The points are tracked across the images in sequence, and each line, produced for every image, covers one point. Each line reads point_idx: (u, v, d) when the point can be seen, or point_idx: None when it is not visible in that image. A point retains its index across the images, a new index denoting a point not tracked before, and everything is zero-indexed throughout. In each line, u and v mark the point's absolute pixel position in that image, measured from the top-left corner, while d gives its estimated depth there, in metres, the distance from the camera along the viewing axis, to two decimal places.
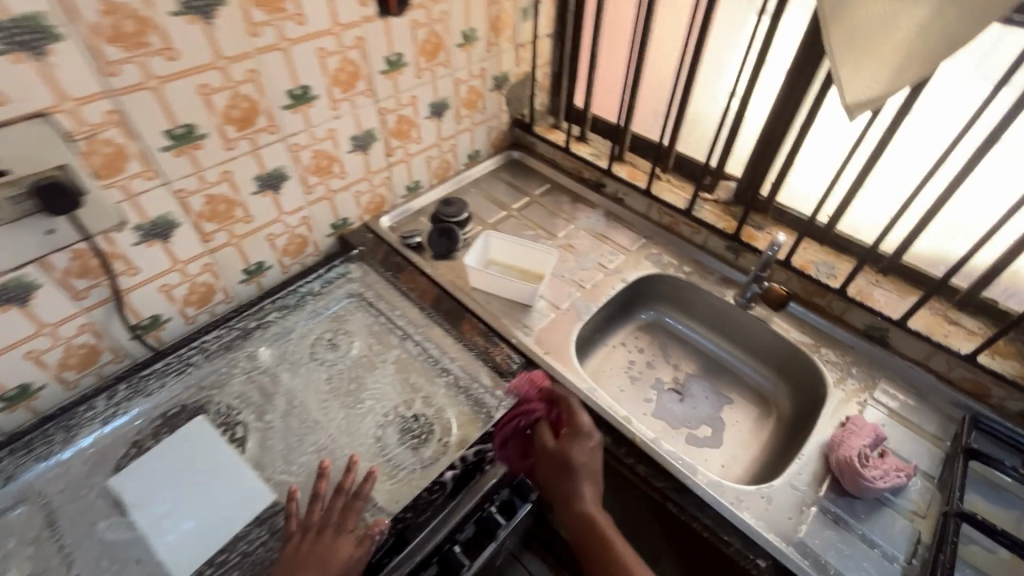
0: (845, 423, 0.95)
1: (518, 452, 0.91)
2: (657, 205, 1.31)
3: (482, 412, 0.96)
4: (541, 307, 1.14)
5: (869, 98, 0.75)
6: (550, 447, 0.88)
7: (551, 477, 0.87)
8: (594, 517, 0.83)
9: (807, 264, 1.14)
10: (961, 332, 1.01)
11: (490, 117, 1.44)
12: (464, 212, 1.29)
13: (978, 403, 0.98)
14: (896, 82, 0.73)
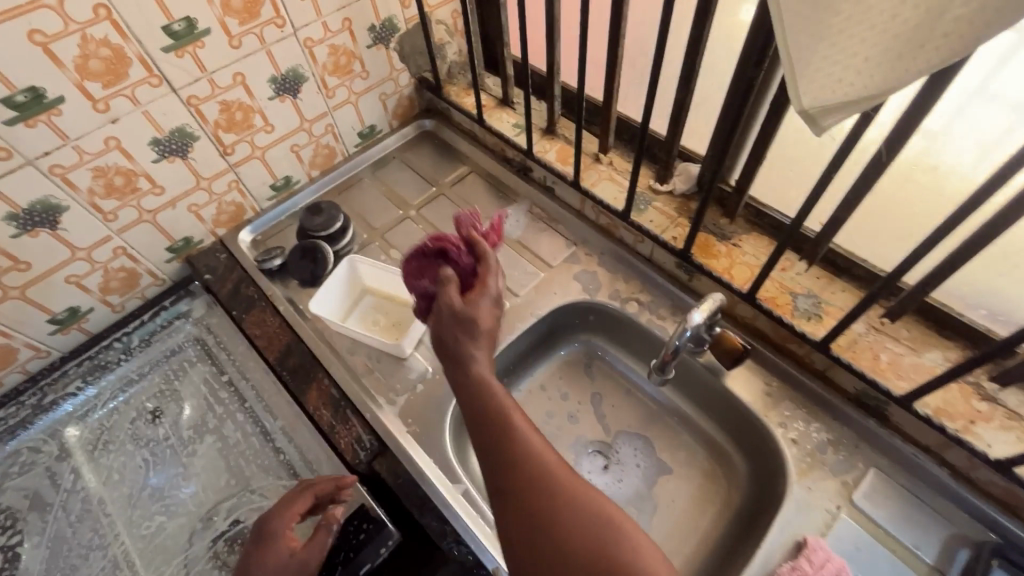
0: (797, 552, 0.69)
1: (416, 272, 0.74)
2: (590, 201, 0.98)
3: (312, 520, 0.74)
4: (418, 359, 0.88)
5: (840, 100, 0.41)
6: (452, 311, 0.63)
7: (445, 344, 0.63)
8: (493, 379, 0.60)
9: (779, 296, 0.81)
10: (996, 417, 0.69)
11: (382, 81, 1.09)
12: (336, 222, 0.99)
13: (1006, 521, 0.68)
14: (888, 73, 0.39)
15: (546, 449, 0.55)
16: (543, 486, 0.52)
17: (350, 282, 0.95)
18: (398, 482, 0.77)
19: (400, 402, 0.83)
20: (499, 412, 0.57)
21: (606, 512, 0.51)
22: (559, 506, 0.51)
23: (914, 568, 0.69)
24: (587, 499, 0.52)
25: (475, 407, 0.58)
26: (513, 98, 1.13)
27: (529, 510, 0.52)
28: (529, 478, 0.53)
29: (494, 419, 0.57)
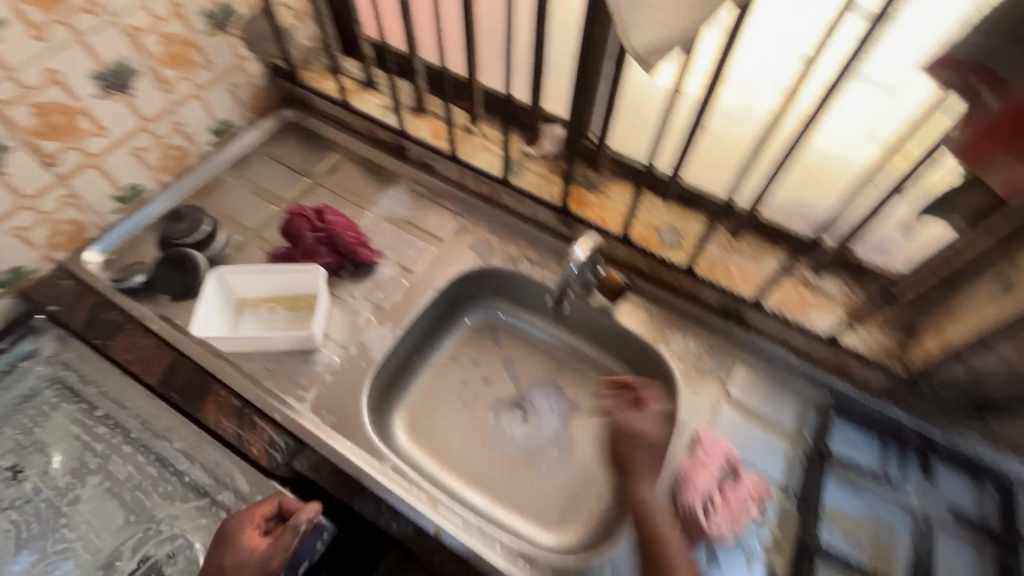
0: (694, 445, 0.80)
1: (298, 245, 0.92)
2: (470, 172, 1.01)
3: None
4: (323, 352, 0.85)
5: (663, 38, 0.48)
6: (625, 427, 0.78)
7: (620, 457, 0.78)
8: (651, 465, 0.75)
9: (648, 233, 0.92)
10: (822, 302, 0.85)
11: (229, 72, 1.02)
12: (202, 227, 0.92)
13: (839, 382, 0.84)
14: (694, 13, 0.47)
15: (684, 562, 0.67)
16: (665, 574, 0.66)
17: (228, 292, 0.87)
18: (323, 476, 0.75)
19: (311, 398, 0.81)
20: (673, 564, 0.66)
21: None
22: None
23: (780, 437, 0.83)
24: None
25: (637, 508, 0.73)
26: (376, 80, 1.11)
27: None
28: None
29: (642, 507, 0.72)
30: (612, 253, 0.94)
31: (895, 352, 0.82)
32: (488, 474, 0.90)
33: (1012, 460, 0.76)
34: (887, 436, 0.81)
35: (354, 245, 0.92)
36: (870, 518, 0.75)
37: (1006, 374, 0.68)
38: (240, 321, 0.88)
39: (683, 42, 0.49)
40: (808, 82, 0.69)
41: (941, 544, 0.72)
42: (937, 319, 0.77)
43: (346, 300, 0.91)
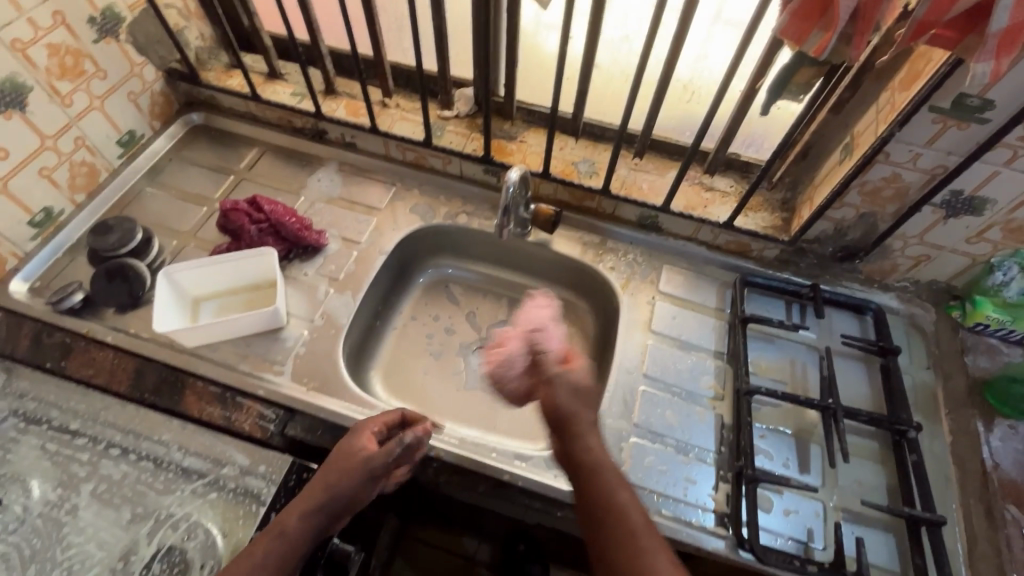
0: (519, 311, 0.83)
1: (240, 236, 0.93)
2: (393, 142, 1.06)
3: (250, 500, 0.74)
4: (291, 328, 0.89)
5: None
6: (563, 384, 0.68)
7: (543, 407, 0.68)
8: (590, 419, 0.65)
9: (567, 166, 1.03)
10: (718, 198, 1.00)
11: (126, 79, 1.00)
12: (135, 235, 0.91)
13: (743, 261, 1.01)
14: None
15: (614, 475, 0.61)
16: (606, 505, 0.58)
17: (181, 291, 0.88)
18: (319, 434, 0.80)
19: (290, 369, 0.84)
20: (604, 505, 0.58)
21: (643, 518, 0.57)
22: (608, 515, 0.57)
23: (707, 314, 0.97)
24: (625, 504, 0.58)
25: (555, 422, 0.65)
26: (280, 70, 1.13)
27: (599, 527, 0.57)
28: (599, 498, 0.58)
29: (569, 420, 0.65)
30: (540, 191, 1.04)
31: (781, 226, 0.97)
32: (468, 409, 0.98)
33: (875, 291, 0.97)
34: (788, 296, 0.97)
35: (299, 230, 0.95)
36: (786, 359, 0.92)
37: (860, 220, 0.88)
38: (199, 318, 0.89)
39: None
40: (667, 6, 0.84)
41: (839, 364, 0.92)
42: (807, 192, 0.94)
43: (300, 278, 0.95)
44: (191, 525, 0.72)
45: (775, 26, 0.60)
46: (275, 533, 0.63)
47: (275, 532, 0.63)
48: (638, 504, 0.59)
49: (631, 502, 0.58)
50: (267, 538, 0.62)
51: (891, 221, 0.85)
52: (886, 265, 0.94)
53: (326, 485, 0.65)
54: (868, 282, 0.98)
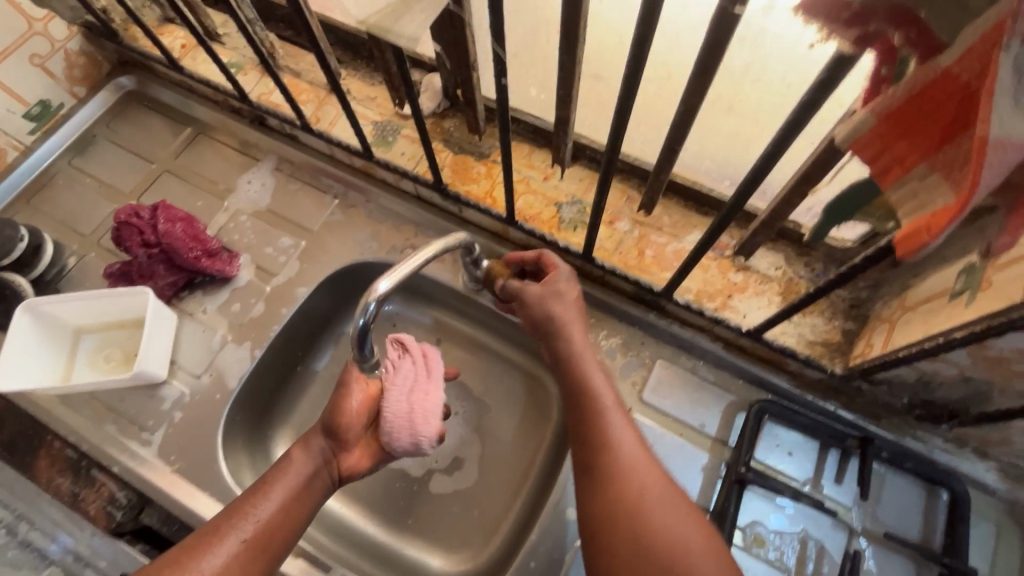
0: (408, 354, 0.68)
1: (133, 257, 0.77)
2: (334, 144, 0.83)
3: None
4: (173, 385, 0.74)
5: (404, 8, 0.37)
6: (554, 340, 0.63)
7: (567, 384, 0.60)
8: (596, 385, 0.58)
9: (544, 206, 0.77)
10: (751, 285, 0.71)
11: (26, 40, 0.82)
12: (16, 244, 0.77)
13: (774, 377, 0.71)
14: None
15: (615, 406, 0.57)
16: (607, 446, 0.54)
17: (54, 325, 0.74)
18: (173, 530, 0.69)
19: (158, 440, 0.71)
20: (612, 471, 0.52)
21: (648, 461, 0.53)
22: (607, 470, 0.52)
23: (700, 446, 0.70)
24: (632, 457, 0.53)
25: (562, 380, 0.61)
26: (217, 29, 0.90)
27: (598, 496, 0.52)
28: (605, 456, 0.53)
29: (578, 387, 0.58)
30: (509, 235, 0.79)
31: (837, 346, 0.68)
32: (380, 496, 0.80)
33: (965, 457, 0.66)
34: (825, 440, 0.68)
35: (198, 259, 0.77)
36: (797, 536, 0.66)
37: (960, 381, 0.56)
38: (76, 357, 0.75)
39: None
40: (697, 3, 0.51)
41: (873, 559, 0.64)
42: (891, 310, 0.62)
43: (198, 316, 0.79)
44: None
45: (840, 132, 0.32)
46: (284, 463, 0.58)
47: (284, 460, 0.58)
48: (645, 454, 0.54)
49: (633, 450, 0.54)
50: (279, 467, 0.58)
51: (1018, 399, 0.52)
52: (993, 435, 0.62)
53: (328, 417, 0.61)
54: (957, 443, 0.66)
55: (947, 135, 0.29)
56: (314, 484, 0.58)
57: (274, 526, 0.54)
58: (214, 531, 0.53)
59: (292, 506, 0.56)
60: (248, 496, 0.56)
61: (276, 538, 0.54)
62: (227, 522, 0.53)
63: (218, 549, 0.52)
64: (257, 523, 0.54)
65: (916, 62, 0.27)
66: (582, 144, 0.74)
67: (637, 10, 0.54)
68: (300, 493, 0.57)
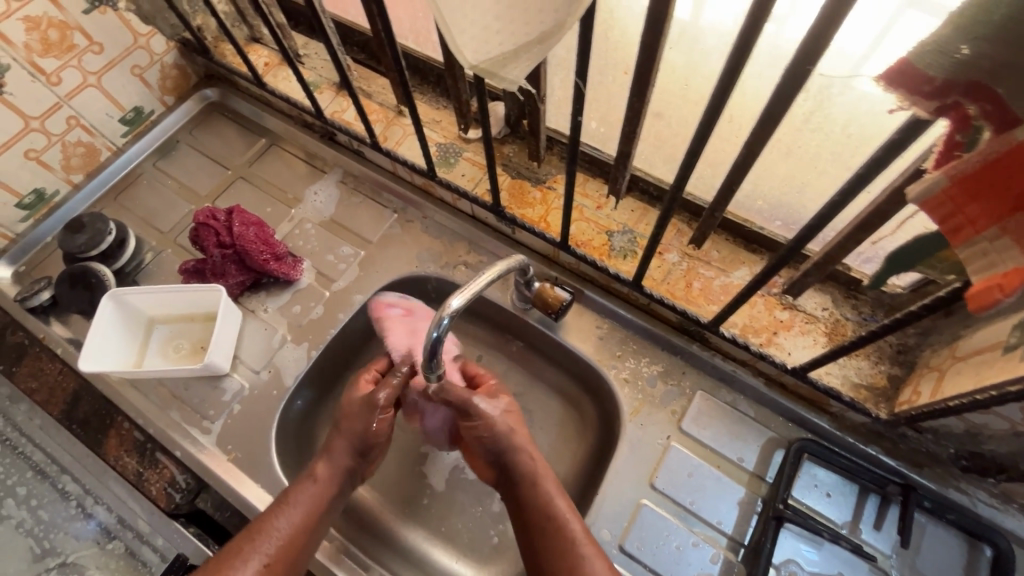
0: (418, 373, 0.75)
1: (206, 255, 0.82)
2: (399, 163, 0.88)
3: (136, 569, 0.72)
4: (234, 378, 0.79)
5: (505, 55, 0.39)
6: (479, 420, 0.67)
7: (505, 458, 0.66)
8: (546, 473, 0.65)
9: (595, 234, 0.80)
10: (797, 325, 0.72)
11: (131, 54, 0.90)
12: (105, 237, 0.84)
13: (814, 417, 0.72)
14: (542, 23, 0.36)
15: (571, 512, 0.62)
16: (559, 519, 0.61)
17: (132, 314, 0.80)
18: (226, 516, 0.73)
19: (217, 429, 0.76)
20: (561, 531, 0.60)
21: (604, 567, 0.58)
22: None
23: (737, 480, 0.71)
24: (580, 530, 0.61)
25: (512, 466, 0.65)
26: (299, 51, 0.97)
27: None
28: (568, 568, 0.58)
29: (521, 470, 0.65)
30: (559, 258, 0.82)
31: (882, 391, 0.69)
32: (413, 502, 0.81)
33: (1012, 514, 0.64)
34: (865, 485, 0.68)
35: (267, 262, 0.82)
36: None
37: (1011, 435, 0.56)
38: (148, 346, 0.81)
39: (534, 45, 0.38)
40: (767, 57, 0.54)
41: None
42: (940, 359, 0.62)
43: (260, 315, 0.84)
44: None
45: (912, 190, 0.35)
46: (304, 482, 0.64)
47: (308, 478, 0.64)
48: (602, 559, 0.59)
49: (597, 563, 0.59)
50: (301, 485, 0.64)
51: None
52: None
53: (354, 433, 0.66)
54: (1002, 499, 0.65)
55: (1018, 203, 0.31)
56: (332, 501, 0.64)
57: (297, 542, 0.60)
58: (239, 550, 0.59)
59: (310, 523, 0.62)
60: (270, 514, 0.61)
61: (295, 553, 0.60)
62: (252, 540, 0.59)
63: (246, 563, 0.58)
64: (280, 539, 0.59)
65: (991, 133, 0.30)
66: (638, 177, 0.78)
67: (706, 59, 0.58)
68: (317, 514, 0.62)
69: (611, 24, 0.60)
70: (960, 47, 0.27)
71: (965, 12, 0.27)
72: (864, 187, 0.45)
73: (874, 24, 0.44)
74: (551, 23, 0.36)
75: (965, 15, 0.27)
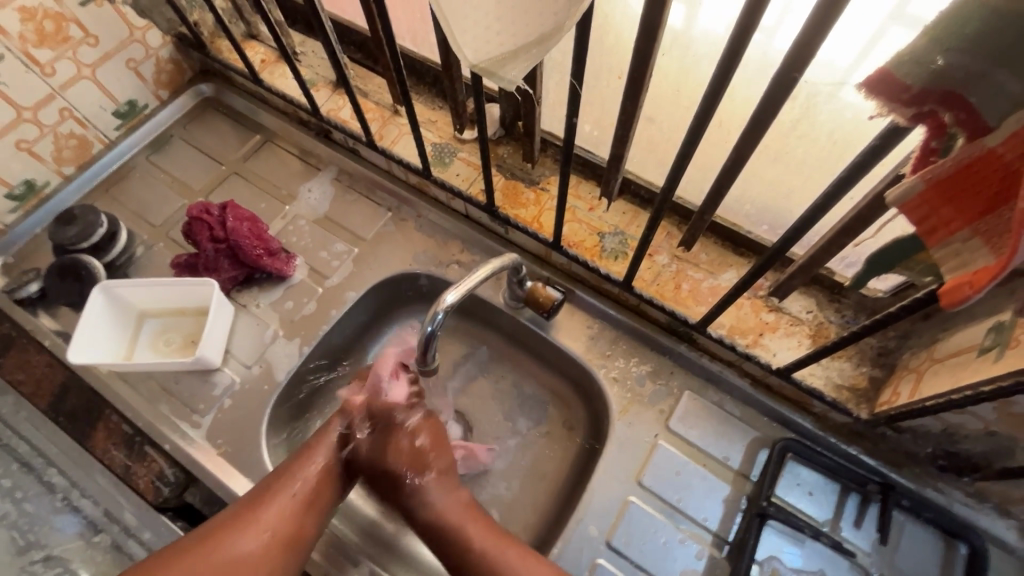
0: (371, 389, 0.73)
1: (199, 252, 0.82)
2: (394, 162, 0.89)
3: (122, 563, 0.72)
4: (224, 373, 0.79)
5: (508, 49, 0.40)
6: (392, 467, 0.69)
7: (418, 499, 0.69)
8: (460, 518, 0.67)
9: (588, 235, 0.82)
10: (782, 327, 0.74)
11: (128, 46, 0.89)
12: (97, 230, 0.83)
13: (798, 417, 0.73)
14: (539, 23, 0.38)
15: (479, 525, 0.66)
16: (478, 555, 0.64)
17: (123, 308, 0.79)
18: (214, 510, 0.73)
19: (207, 423, 0.76)
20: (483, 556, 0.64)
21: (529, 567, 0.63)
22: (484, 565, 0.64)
23: (723, 478, 0.72)
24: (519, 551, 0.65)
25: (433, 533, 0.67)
26: (296, 48, 0.98)
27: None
28: (483, 575, 0.63)
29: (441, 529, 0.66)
30: (551, 258, 0.83)
31: (864, 393, 0.71)
32: None
33: (986, 514, 0.67)
34: (846, 484, 0.70)
35: (260, 257, 0.82)
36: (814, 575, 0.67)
37: (985, 435, 0.59)
38: (138, 340, 0.81)
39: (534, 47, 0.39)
40: (756, 65, 0.55)
41: None
42: (919, 361, 0.64)
43: (252, 310, 0.84)
44: (68, 572, 0.73)
45: (891, 193, 0.36)
46: (328, 433, 0.71)
47: (332, 431, 0.71)
48: (522, 557, 0.64)
49: (513, 557, 0.64)
50: (323, 436, 0.70)
51: None
52: (1015, 493, 0.63)
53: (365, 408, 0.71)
54: (978, 498, 0.67)
55: (990, 205, 0.33)
56: (353, 453, 0.71)
57: (319, 486, 0.67)
58: (267, 489, 0.65)
59: (333, 467, 0.69)
60: (298, 457, 0.68)
61: (336, 472, 0.69)
62: (278, 482, 0.66)
63: (272, 500, 0.64)
64: (303, 482, 0.66)
65: (964, 140, 0.32)
66: (630, 180, 0.80)
67: (698, 66, 0.59)
68: (340, 462, 0.70)
69: (606, 30, 0.62)
70: (935, 58, 0.29)
71: (940, 25, 0.28)
72: (847, 191, 0.47)
73: (861, 36, 0.46)
74: (550, 25, 0.38)
75: (940, 28, 0.28)
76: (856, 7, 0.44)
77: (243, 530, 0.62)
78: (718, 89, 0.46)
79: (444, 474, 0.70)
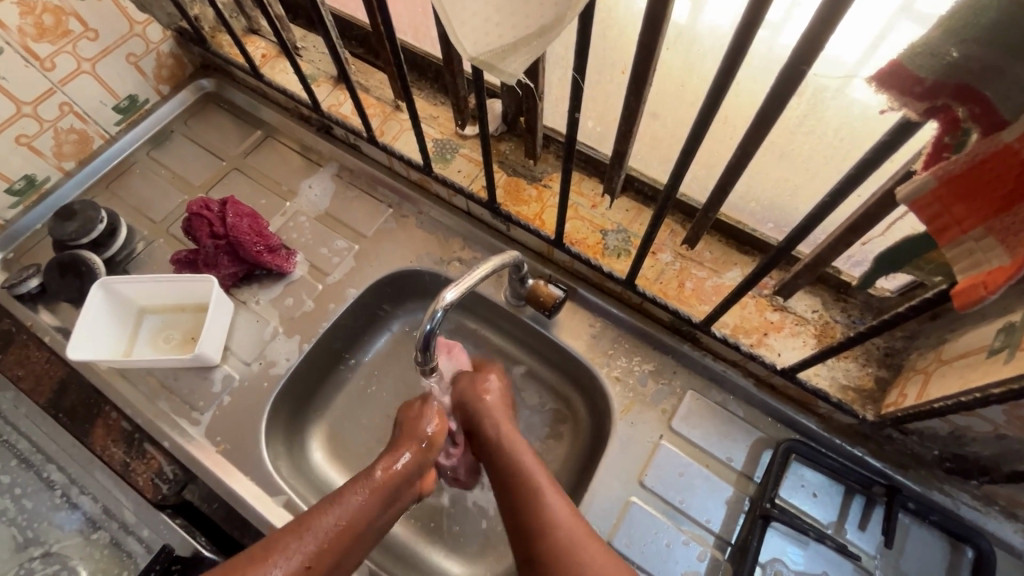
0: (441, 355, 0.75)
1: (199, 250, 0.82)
2: (395, 158, 0.88)
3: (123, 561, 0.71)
4: (224, 369, 0.79)
5: (509, 43, 0.39)
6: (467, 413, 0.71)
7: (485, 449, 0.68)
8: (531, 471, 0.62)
9: (590, 233, 0.81)
10: (787, 326, 0.73)
11: (127, 41, 0.89)
12: (96, 225, 0.83)
13: (802, 418, 0.72)
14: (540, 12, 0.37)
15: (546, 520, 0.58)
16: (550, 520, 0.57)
17: (122, 304, 0.79)
18: (213, 507, 0.73)
19: (207, 420, 0.75)
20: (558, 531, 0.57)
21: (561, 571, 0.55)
22: (539, 526, 0.57)
23: (726, 479, 0.72)
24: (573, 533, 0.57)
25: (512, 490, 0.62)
26: (297, 43, 0.97)
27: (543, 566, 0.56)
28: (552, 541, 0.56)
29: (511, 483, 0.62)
30: (553, 255, 0.82)
31: (869, 394, 0.70)
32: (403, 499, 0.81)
33: (994, 517, 0.65)
34: (851, 485, 0.69)
35: (260, 254, 0.82)
36: None
37: (994, 437, 0.57)
38: (138, 336, 0.80)
39: (536, 40, 0.38)
40: (762, 59, 0.54)
41: None
42: (927, 361, 0.63)
43: (251, 306, 0.84)
44: (67, 568, 0.73)
45: (901, 190, 0.35)
46: (368, 473, 0.61)
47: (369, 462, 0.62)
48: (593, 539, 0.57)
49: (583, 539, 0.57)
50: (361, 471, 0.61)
51: None
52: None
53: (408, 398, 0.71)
54: (985, 501, 0.66)
55: (1004, 203, 0.32)
56: (391, 487, 0.62)
57: (353, 529, 0.56)
58: (296, 526, 0.54)
59: (372, 504, 0.59)
60: (335, 497, 0.58)
61: (373, 511, 0.59)
62: (308, 519, 0.55)
63: (297, 543, 0.53)
64: (338, 521, 0.56)
65: (978, 135, 0.31)
66: (632, 176, 0.79)
67: (701, 62, 0.59)
68: (380, 496, 0.60)
69: (609, 24, 0.61)
70: (950, 50, 0.28)
71: (956, 15, 0.27)
72: (855, 189, 0.46)
73: (868, 33, 0.45)
74: (550, 16, 0.37)
75: (954, 19, 0.27)
76: (866, 1, 0.43)
77: (267, 570, 0.50)
78: (722, 84, 0.45)
79: (509, 416, 0.71)
